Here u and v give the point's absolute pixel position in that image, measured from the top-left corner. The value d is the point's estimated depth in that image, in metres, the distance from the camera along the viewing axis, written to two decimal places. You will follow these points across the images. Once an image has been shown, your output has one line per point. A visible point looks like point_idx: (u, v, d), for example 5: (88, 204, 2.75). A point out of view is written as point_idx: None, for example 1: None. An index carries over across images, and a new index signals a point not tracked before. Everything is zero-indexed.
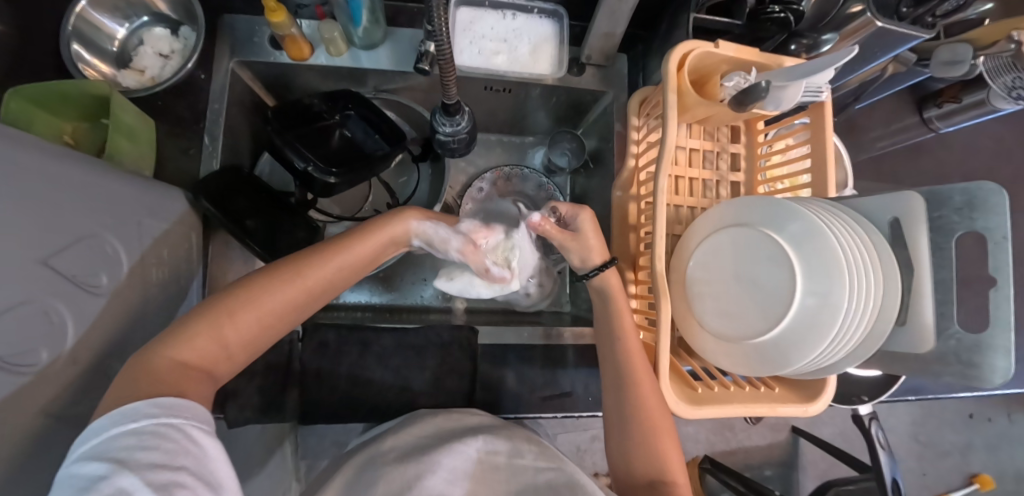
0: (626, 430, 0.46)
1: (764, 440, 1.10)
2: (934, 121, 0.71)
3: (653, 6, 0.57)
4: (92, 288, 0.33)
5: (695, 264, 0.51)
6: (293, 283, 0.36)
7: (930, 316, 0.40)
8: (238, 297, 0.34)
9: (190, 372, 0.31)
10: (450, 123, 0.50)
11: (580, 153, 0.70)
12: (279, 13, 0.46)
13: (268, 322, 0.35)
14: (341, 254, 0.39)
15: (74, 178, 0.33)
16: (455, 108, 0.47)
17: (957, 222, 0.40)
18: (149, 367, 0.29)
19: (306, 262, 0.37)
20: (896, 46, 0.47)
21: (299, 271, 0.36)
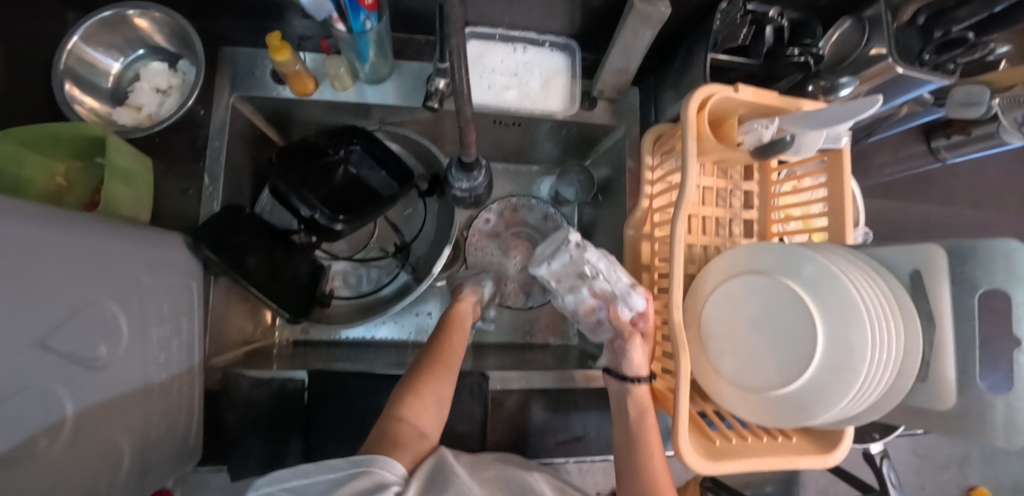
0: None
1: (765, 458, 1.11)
2: (941, 151, 0.70)
3: (667, 39, 0.56)
4: (90, 362, 0.31)
5: (711, 310, 0.50)
6: (442, 363, 0.47)
7: (952, 373, 0.40)
8: (411, 389, 0.44)
9: (412, 435, 0.40)
10: (467, 178, 0.48)
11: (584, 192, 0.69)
12: (283, 51, 0.45)
13: (429, 400, 0.44)
14: (455, 329, 0.53)
15: (73, 243, 0.31)
16: (473, 163, 0.45)
17: (979, 278, 0.40)
18: (393, 432, 0.39)
19: (440, 342, 0.50)
20: (911, 91, 0.47)
21: (434, 358, 0.48)
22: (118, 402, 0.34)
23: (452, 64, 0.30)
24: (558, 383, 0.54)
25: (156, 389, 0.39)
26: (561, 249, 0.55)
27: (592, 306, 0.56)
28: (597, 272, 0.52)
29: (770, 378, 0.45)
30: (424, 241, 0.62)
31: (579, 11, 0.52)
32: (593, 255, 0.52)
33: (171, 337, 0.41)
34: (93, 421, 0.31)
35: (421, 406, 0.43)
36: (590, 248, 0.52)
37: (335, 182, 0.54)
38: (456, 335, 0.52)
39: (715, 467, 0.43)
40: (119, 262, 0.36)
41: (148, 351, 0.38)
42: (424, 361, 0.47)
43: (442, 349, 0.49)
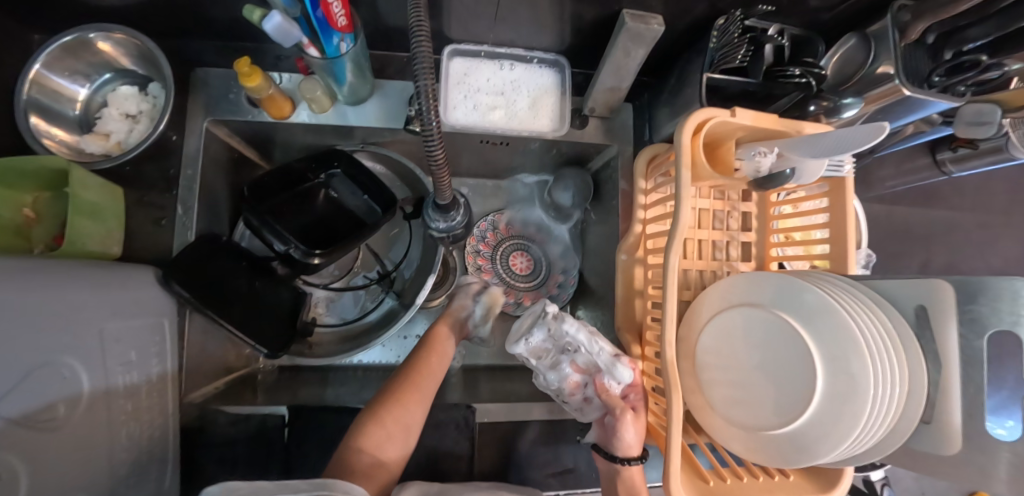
0: None
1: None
2: (946, 164, 0.67)
3: (661, 54, 0.53)
4: (46, 425, 0.30)
5: (706, 340, 0.48)
6: (409, 397, 0.45)
7: (958, 416, 0.38)
8: (374, 415, 0.43)
9: (367, 464, 0.40)
10: (444, 218, 0.45)
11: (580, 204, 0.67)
12: (254, 77, 0.42)
13: (395, 427, 0.43)
14: (430, 357, 0.51)
15: (28, 299, 0.29)
16: (450, 205, 0.42)
17: (989, 317, 0.38)
18: (350, 462, 0.39)
19: (416, 365, 0.49)
20: (918, 111, 0.44)
21: (407, 382, 0.47)
22: (81, 460, 0.32)
23: (417, 90, 0.29)
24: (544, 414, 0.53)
25: (123, 439, 0.37)
26: (539, 321, 0.50)
27: (576, 383, 0.50)
28: (577, 345, 0.48)
29: (766, 415, 0.43)
30: (410, 265, 0.60)
31: (568, 28, 0.49)
32: (573, 326, 0.48)
33: (140, 383, 0.40)
34: (51, 486, 0.30)
35: (385, 443, 0.42)
36: (567, 319, 0.48)
37: (315, 208, 0.52)
38: (429, 365, 0.50)
39: None
40: (80, 311, 0.34)
41: (114, 401, 0.36)
42: (395, 385, 0.46)
43: (412, 379, 0.47)
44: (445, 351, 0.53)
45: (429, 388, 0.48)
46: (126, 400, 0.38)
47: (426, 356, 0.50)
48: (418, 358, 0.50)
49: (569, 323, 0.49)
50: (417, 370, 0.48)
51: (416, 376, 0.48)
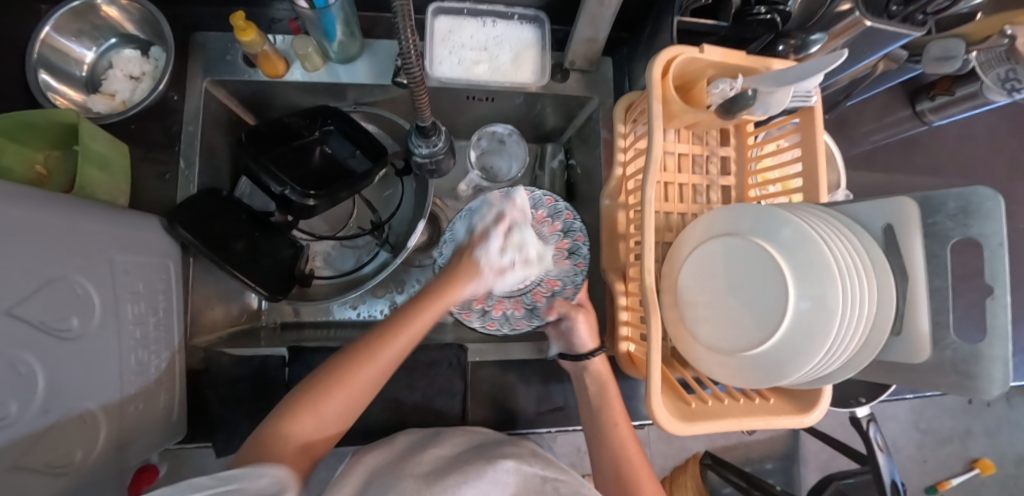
0: (603, 439, 0.47)
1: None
2: (927, 114, 0.63)
3: (638, 6, 0.55)
4: (65, 334, 0.31)
5: (686, 274, 0.50)
6: (389, 342, 0.39)
7: (926, 324, 0.39)
8: (341, 366, 0.37)
9: (293, 451, 0.34)
10: (426, 143, 0.47)
11: (563, 154, 0.71)
12: (249, 32, 0.45)
13: (332, 421, 0.37)
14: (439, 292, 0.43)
15: (51, 215, 0.32)
16: (430, 130, 0.45)
17: (951, 229, 0.39)
18: (274, 447, 0.33)
19: (374, 344, 0.39)
20: (885, 45, 0.46)
21: (350, 367, 0.37)
22: (92, 374, 0.34)
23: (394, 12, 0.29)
24: (534, 354, 0.55)
25: (133, 365, 0.39)
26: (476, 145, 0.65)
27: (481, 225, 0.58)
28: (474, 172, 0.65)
29: (745, 338, 0.45)
30: (401, 222, 0.63)
31: None
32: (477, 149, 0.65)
33: (147, 314, 0.42)
34: (68, 391, 0.31)
35: (347, 391, 0.37)
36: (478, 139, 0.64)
37: (312, 163, 0.54)
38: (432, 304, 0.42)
39: (689, 427, 0.42)
40: (92, 236, 0.36)
41: (122, 326, 0.38)
42: (340, 369, 0.37)
43: (406, 316, 0.41)
44: (452, 298, 0.44)
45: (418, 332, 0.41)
46: (132, 331, 0.40)
47: (433, 298, 0.43)
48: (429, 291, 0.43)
49: (479, 139, 0.65)
50: (376, 354, 0.38)
51: (369, 362, 0.38)
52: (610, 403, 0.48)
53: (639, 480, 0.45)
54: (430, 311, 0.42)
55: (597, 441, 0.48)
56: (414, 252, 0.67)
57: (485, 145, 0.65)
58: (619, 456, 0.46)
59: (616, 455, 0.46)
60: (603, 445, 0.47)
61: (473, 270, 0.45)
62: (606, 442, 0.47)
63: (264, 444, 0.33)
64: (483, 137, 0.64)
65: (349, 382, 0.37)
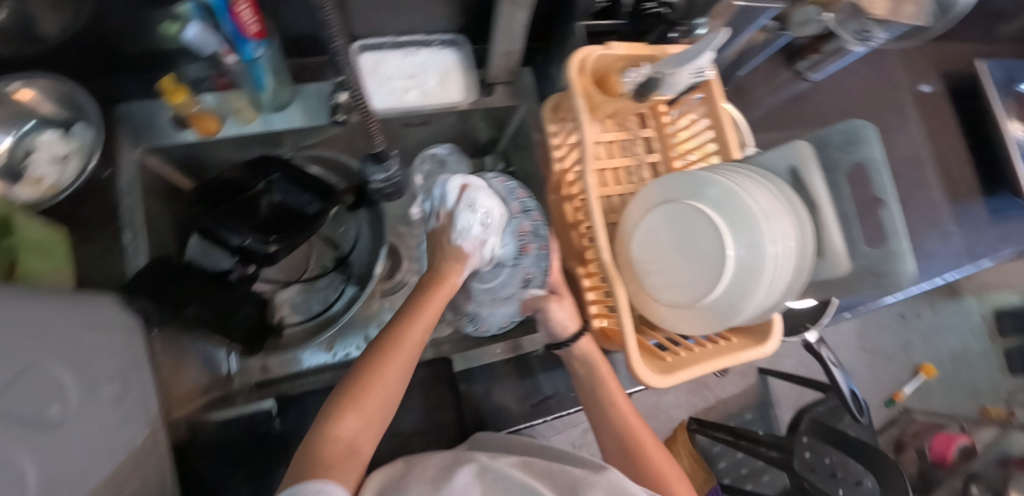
0: (604, 419, 0.48)
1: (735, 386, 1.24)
2: (806, 72, 0.72)
3: (543, 19, 0.60)
4: (46, 426, 0.30)
5: (636, 246, 0.55)
6: (399, 344, 0.38)
7: (840, 242, 0.45)
8: (362, 371, 0.36)
9: (343, 453, 0.32)
10: (381, 169, 0.49)
11: (502, 164, 0.75)
12: (180, 94, 0.47)
13: (374, 416, 0.35)
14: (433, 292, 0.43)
15: (15, 305, 0.31)
16: (385, 155, 0.46)
17: (840, 158, 0.47)
18: (323, 453, 0.32)
19: (396, 334, 0.38)
20: (756, 18, 0.54)
21: (381, 359, 0.37)
22: (82, 463, 0.32)
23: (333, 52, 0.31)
24: (509, 352, 0.59)
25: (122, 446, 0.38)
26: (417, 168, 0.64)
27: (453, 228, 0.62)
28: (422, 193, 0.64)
29: (698, 289, 0.49)
30: (362, 254, 0.64)
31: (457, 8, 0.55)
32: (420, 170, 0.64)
33: (125, 393, 0.41)
34: (57, 484, 0.30)
35: (377, 386, 0.36)
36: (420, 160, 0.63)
37: (260, 214, 0.53)
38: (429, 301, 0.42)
39: (668, 379, 0.46)
40: (58, 319, 0.35)
41: (103, 408, 0.37)
42: (370, 365, 0.36)
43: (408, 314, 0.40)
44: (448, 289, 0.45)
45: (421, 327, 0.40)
46: (112, 413, 0.38)
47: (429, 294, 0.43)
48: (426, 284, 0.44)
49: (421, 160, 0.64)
50: (399, 345, 0.38)
51: (396, 351, 0.37)
52: (605, 387, 0.48)
53: (645, 454, 0.46)
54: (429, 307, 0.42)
55: (602, 424, 0.48)
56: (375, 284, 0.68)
57: (427, 168, 0.64)
58: (621, 432, 0.47)
59: (618, 430, 0.47)
60: (606, 428, 0.48)
61: (460, 258, 0.47)
62: (609, 423, 0.47)
63: (319, 459, 0.31)
64: (424, 161, 0.64)
65: (376, 378, 0.36)
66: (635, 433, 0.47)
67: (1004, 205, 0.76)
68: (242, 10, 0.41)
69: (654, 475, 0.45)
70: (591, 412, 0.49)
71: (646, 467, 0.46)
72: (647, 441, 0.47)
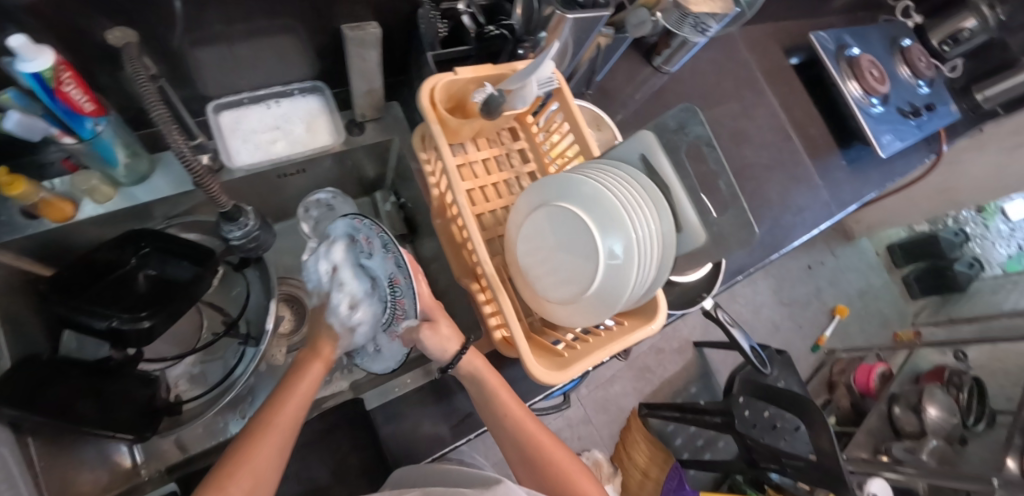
0: (505, 434, 0.49)
1: (677, 364, 1.30)
2: (663, 66, 0.79)
3: (399, 55, 0.63)
4: None
5: (524, 253, 0.57)
6: (271, 426, 0.38)
7: (693, 215, 0.50)
8: (230, 461, 0.35)
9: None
10: (237, 226, 0.47)
11: (394, 196, 0.76)
12: (17, 184, 0.43)
13: None
14: (299, 382, 0.43)
15: None
16: (235, 212, 0.46)
17: (679, 140, 0.52)
18: None
19: (265, 417, 0.39)
20: (593, 27, 0.58)
21: (248, 445, 0.36)
22: None
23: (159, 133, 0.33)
24: (425, 378, 0.58)
25: None
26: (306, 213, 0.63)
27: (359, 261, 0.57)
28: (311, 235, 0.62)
29: (583, 282, 0.52)
30: (254, 311, 0.60)
31: (309, 57, 0.56)
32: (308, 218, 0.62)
33: None
34: None
35: (246, 471, 0.35)
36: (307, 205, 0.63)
37: (137, 292, 0.51)
38: (300, 384, 0.43)
39: (565, 373, 0.49)
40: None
41: None
42: (235, 454, 0.36)
43: (277, 401, 0.41)
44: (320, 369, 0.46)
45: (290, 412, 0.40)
46: None
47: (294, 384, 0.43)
48: (291, 375, 0.44)
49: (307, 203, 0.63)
50: (271, 425, 0.38)
51: (268, 431, 0.37)
52: (509, 413, 0.48)
53: (547, 456, 0.48)
54: (294, 395, 0.42)
55: (505, 440, 0.49)
56: (281, 339, 0.67)
57: (314, 214, 0.63)
58: (522, 442, 0.48)
59: (519, 442, 0.48)
60: (509, 442, 0.49)
61: (331, 337, 0.48)
62: (510, 437, 0.48)
63: None
64: (310, 208, 0.63)
65: (246, 460, 0.35)
66: (540, 446, 0.48)
67: (856, 154, 0.86)
68: (71, 91, 0.39)
69: (559, 474, 0.48)
70: (494, 431, 0.49)
71: (551, 470, 0.48)
72: (548, 446, 0.49)
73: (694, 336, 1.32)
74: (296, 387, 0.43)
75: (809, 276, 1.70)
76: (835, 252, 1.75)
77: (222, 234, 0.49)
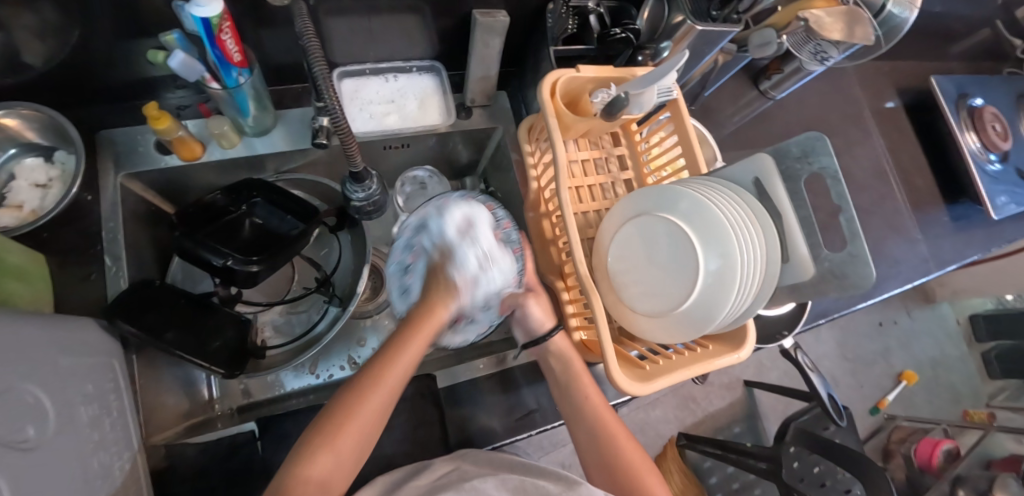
0: (578, 414, 0.50)
1: (724, 401, 1.24)
2: (770, 92, 0.76)
3: (516, 46, 0.63)
4: (23, 446, 0.29)
5: (613, 258, 0.56)
6: (379, 387, 0.37)
7: (804, 247, 0.46)
8: (338, 413, 0.36)
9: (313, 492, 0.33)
10: (361, 188, 0.51)
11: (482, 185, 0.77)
12: (163, 120, 0.46)
13: (351, 456, 0.36)
14: (412, 334, 0.40)
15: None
16: (362, 174, 0.49)
17: (800, 169, 0.49)
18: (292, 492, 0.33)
19: (375, 373, 0.37)
20: (717, 41, 0.57)
21: (356, 402, 0.36)
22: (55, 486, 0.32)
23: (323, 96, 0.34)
24: (495, 366, 0.59)
25: (97, 468, 0.37)
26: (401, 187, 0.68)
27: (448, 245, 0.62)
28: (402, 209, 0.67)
29: (674, 298, 0.51)
30: (343, 274, 0.65)
31: (435, 37, 0.57)
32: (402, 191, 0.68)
33: (101, 416, 0.40)
34: None
35: (351, 429, 0.35)
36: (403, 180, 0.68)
37: (242, 236, 0.54)
38: (417, 335, 0.40)
39: (646, 386, 0.47)
40: (37, 340, 0.34)
41: (78, 430, 0.36)
42: (340, 414, 0.36)
43: (388, 355, 0.38)
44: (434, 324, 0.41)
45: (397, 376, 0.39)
46: (87, 436, 0.37)
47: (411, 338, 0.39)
48: (415, 315, 0.41)
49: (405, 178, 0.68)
50: (379, 386, 0.37)
51: (376, 393, 0.37)
52: (585, 392, 0.50)
53: (618, 446, 0.48)
54: (406, 352, 0.39)
55: (577, 422, 0.50)
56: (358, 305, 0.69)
57: (408, 190, 0.68)
58: (596, 425, 0.49)
59: (593, 426, 0.49)
60: (582, 423, 0.50)
61: (450, 291, 0.43)
62: (584, 419, 0.50)
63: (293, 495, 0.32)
64: (405, 183, 0.68)
65: (351, 419, 0.36)
66: (612, 436, 0.49)
67: (965, 211, 0.80)
68: (226, 40, 0.41)
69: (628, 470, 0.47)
70: (566, 409, 0.51)
71: (619, 462, 0.48)
72: (620, 437, 0.49)
73: (745, 375, 1.26)
74: (411, 338, 0.40)
75: (878, 334, 1.55)
76: (909, 312, 1.60)
77: (344, 194, 0.54)
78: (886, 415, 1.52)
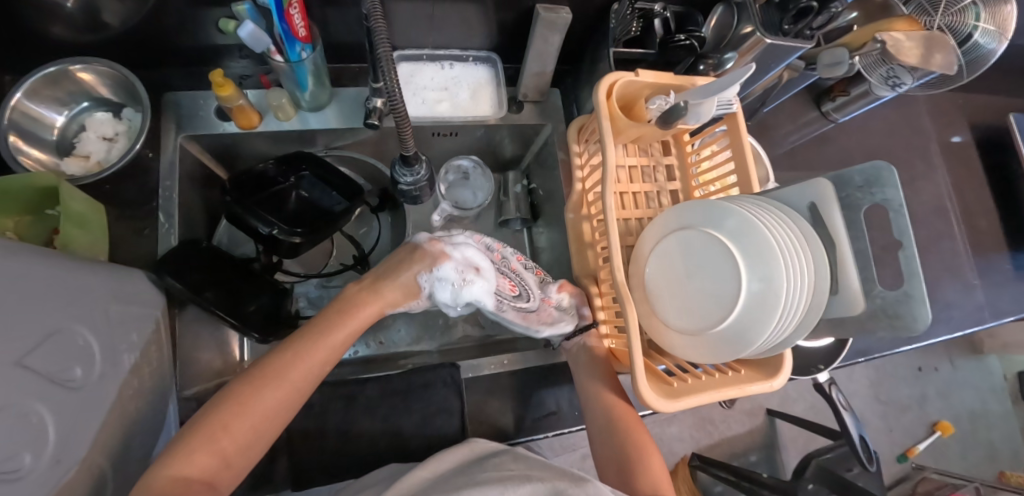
0: (596, 403, 0.51)
1: (744, 427, 1.19)
2: (832, 114, 0.73)
3: (574, 44, 0.63)
4: (71, 385, 0.31)
5: (652, 270, 0.55)
6: (283, 379, 0.38)
7: (856, 281, 0.43)
8: (234, 399, 0.36)
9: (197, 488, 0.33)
10: (410, 172, 0.51)
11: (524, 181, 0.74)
12: (226, 87, 0.48)
13: (238, 452, 0.36)
14: (328, 333, 0.42)
15: (55, 270, 0.32)
16: (413, 159, 0.49)
17: (861, 198, 0.47)
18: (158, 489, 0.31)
19: (280, 365, 0.39)
20: (785, 56, 0.54)
21: (254, 391, 0.37)
22: (96, 425, 0.33)
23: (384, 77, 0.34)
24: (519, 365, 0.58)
25: (132, 414, 0.39)
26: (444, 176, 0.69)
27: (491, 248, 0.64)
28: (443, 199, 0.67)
29: (710, 318, 0.49)
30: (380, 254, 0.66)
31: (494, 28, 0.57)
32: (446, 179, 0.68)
33: (142, 365, 0.42)
34: (72, 441, 0.30)
35: (247, 418, 0.36)
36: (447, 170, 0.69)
37: (286, 208, 0.55)
38: (330, 332, 0.43)
39: (673, 403, 0.46)
40: (91, 287, 0.36)
41: (121, 376, 0.38)
42: (236, 395, 0.37)
43: (298, 349, 0.40)
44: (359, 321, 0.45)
45: (312, 365, 0.41)
46: (128, 381, 0.39)
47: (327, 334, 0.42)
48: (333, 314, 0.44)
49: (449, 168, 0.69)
50: (280, 378, 0.38)
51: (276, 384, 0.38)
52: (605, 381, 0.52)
53: (634, 441, 0.47)
54: (321, 344, 0.42)
55: (594, 410, 0.51)
56: None
57: (451, 178, 0.69)
58: (611, 414, 0.49)
59: (609, 416, 0.49)
60: (599, 412, 0.50)
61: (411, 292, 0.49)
62: (599, 405, 0.50)
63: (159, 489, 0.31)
64: (450, 171, 0.69)
65: (249, 406, 0.36)
66: (627, 427, 0.48)
67: None
68: (294, 14, 0.42)
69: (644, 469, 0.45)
70: (586, 398, 0.52)
71: (635, 460, 0.46)
72: (638, 433, 0.48)
73: (768, 403, 1.21)
74: (327, 336, 0.42)
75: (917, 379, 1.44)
76: (954, 361, 1.48)
77: (392, 177, 0.54)
78: (914, 465, 1.43)
